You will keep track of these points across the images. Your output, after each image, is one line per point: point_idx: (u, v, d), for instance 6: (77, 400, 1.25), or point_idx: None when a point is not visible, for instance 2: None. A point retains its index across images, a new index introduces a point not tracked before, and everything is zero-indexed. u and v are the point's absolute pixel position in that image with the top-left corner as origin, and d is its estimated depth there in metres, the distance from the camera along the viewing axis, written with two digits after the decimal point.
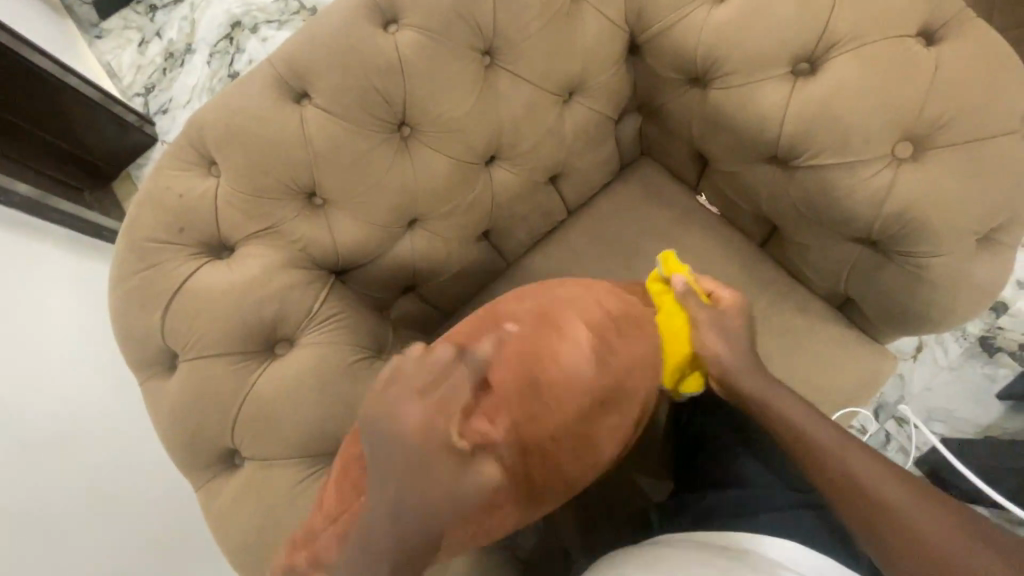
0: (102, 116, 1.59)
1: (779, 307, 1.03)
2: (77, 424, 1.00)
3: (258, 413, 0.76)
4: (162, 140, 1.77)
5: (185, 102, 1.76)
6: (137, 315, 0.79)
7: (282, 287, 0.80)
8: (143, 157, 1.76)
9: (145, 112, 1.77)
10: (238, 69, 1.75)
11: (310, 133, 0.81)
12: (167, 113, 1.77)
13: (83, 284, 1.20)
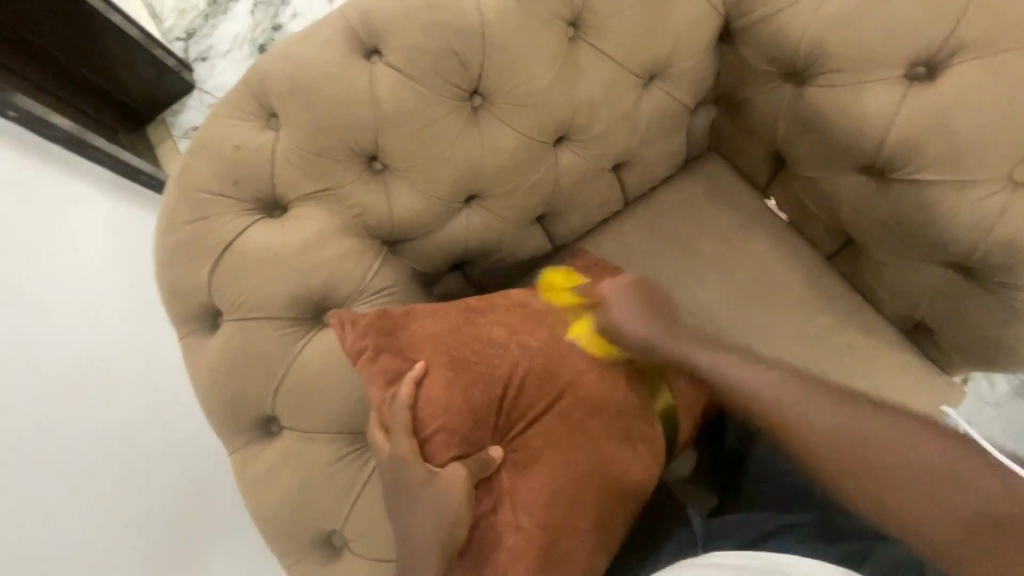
0: (143, 57, 1.54)
1: (844, 326, 0.97)
2: (85, 369, 0.96)
3: (301, 383, 0.73)
4: (199, 88, 1.71)
5: (226, 51, 1.70)
6: (182, 268, 0.76)
7: (336, 254, 0.76)
8: (179, 104, 1.71)
9: (184, 58, 1.71)
10: (282, 22, 1.69)
11: (379, 94, 0.76)
12: (207, 61, 1.71)
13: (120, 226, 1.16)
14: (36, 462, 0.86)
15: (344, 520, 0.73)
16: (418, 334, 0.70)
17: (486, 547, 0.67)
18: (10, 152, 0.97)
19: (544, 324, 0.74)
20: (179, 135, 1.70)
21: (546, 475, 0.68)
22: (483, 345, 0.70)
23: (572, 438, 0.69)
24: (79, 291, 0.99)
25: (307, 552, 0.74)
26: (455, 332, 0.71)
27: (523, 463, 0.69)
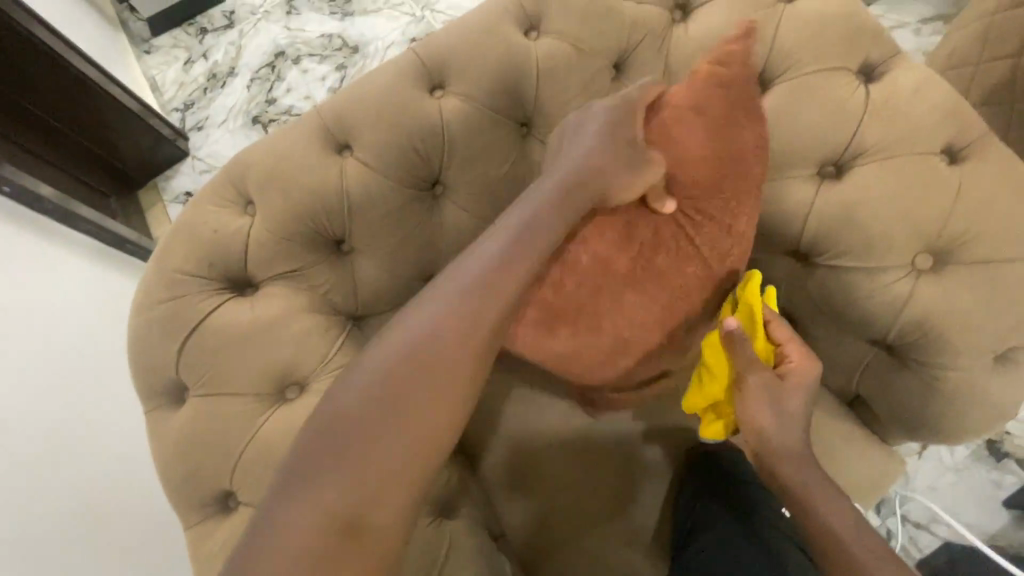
0: (141, 128, 1.65)
1: None
2: (67, 421, 0.98)
3: (261, 457, 0.75)
4: (192, 155, 1.80)
5: (221, 121, 1.81)
6: (153, 344, 0.80)
7: (301, 332, 0.81)
8: (172, 171, 1.79)
9: (181, 127, 1.82)
10: (275, 96, 1.82)
11: (348, 183, 0.84)
12: (202, 130, 1.82)
13: (95, 290, 1.22)
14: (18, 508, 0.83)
15: None
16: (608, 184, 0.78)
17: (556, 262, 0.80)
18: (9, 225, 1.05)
19: (710, 267, 0.84)
20: (170, 200, 1.76)
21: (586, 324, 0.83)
22: (666, 265, 0.82)
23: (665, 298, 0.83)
24: (67, 352, 1.05)
25: None
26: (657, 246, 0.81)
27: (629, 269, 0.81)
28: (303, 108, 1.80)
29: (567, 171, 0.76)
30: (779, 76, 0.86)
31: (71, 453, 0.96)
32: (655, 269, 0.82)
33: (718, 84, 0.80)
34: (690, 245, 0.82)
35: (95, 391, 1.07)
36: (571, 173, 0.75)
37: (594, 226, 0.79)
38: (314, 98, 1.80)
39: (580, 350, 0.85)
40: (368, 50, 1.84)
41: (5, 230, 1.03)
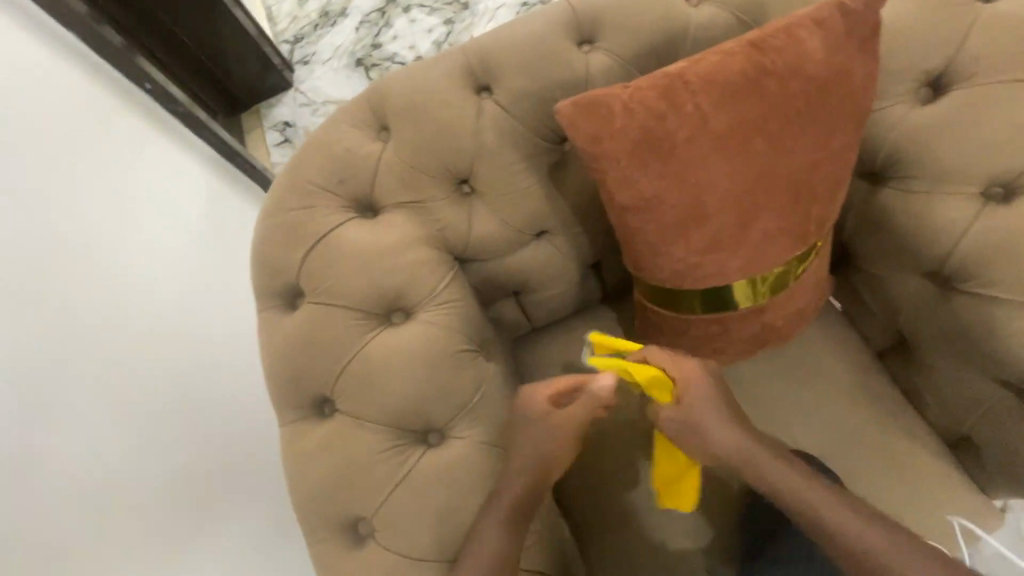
0: (253, 52, 1.69)
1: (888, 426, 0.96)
2: (170, 323, 1.06)
3: (363, 373, 0.78)
4: (295, 88, 1.86)
5: (326, 59, 1.86)
6: (277, 248, 0.83)
7: (414, 262, 0.83)
8: (274, 100, 1.85)
9: (289, 59, 1.87)
10: (381, 42, 1.84)
11: (482, 124, 0.84)
12: (308, 65, 1.87)
13: (195, 186, 1.22)
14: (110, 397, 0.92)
15: (374, 510, 0.75)
16: (711, 92, 0.64)
17: (662, 170, 0.66)
18: (147, 128, 1.13)
19: (863, 70, 0.67)
20: (268, 126, 1.83)
21: (704, 246, 0.71)
22: (772, 187, 0.68)
23: (779, 205, 0.69)
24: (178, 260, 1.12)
25: (331, 540, 0.76)
26: (789, 94, 0.65)
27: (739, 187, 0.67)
28: (408, 58, 1.82)
29: (660, 90, 0.65)
30: (961, 80, 0.78)
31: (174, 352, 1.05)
32: (767, 194, 0.68)
33: (838, 9, 0.65)
34: (848, 45, 0.65)
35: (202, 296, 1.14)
36: (664, 94, 0.64)
37: (694, 131, 0.65)
38: (418, 49, 1.82)
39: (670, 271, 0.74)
40: (480, 8, 1.82)
41: (142, 133, 1.11)
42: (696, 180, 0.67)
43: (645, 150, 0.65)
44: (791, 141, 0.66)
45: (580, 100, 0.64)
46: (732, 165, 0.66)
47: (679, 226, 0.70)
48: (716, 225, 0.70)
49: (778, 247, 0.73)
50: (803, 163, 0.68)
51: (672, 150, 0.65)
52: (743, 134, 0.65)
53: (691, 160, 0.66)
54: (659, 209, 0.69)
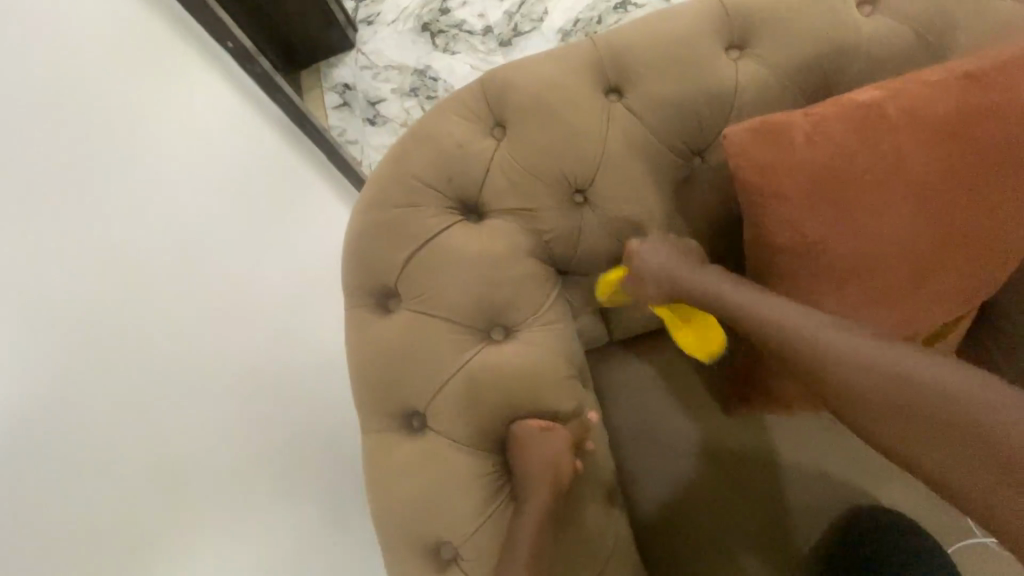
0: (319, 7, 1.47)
1: None
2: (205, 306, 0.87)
3: (460, 392, 0.73)
4: (357, 49, 1.64)
5: (392, 20, 1.63)
6: (378, 247, 0.78)
7: (522, 276, 0.76)
8: (335, 61, 1.64)
9: (352, 17, 1.64)
10: (452, 4, 1.61)
11: (610, 132, 0.76)
12: (372, 26, 1.64)
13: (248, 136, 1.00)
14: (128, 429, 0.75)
15: (463, 537, 0.71)
16: (904, 130, 0.57)
17: (833, 211, 0.59)
18: (208, 78, 0.94)
19: None
20: (328, 88, 1.64)
21: (863, 300, 0.63)
22: (949, 243, 0.61)
23: (953, 265, 0.62)
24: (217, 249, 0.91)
25: (415, 560, 0.73)
26: (988, 143, 0.58)
27: (914, 239, 0.60)
28: (476, 27, 1.60)
29: (847, 121, 0.58)
30: None
31: (215, 365, 0.86)
32: (943, 250, 0.61)
33: None
34: None
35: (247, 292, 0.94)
36: (851, 126, 0.58)
37: (879, 171, 0.58)
38: (490, 16, 1.60)
39: None
40: None
41: (188, 66, 0.90)
42: (868, 226, 0.60)
43: (819, 188, 0.58)
44: (980, 195, 0.59)
45: (755, 126, 0.58)
46: (912, 213, 0.59)
47: (838, 274, 0.62)
48: (880, 278, 0.62)
49: (940, 310, 0.65)
50: (989, 221, 0.61)
51: (851, 189, 0.58)
52: (931, 182, 0.58)
53: (868, 203, 0.59)
54: (820, 254, 0.61)
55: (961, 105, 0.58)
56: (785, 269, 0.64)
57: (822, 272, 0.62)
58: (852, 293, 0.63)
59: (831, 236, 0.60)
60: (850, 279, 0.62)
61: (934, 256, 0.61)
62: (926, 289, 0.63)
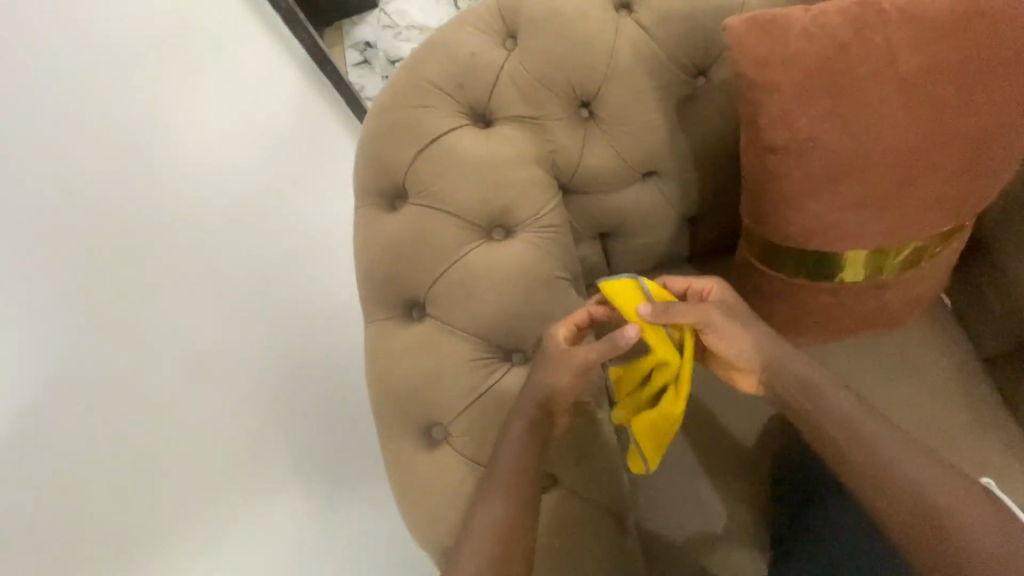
0: None
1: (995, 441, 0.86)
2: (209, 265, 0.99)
3: (459, 284, 0.77)
4: (381, 8, 1.61)
5: None
6: (388, 144, 0.81)
7: (524, 180, 0.80)
8: (358, 18, 1.60)
9: None
10: None
11: (618, 43, 0.78)
12: None
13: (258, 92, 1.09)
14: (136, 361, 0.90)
15: (454, 416, 0.76)
16: (902, 30, 0.60)
17: (827, 108, 0.62)
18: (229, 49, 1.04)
19: None
20: (348, 46, 1.60)
21: (850, 202, 0.66)
22: (939, 149, 0.63)
23: (940, 172, 0.65)
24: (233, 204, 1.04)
25: (407, 436, 0.78)
26: (986, 47, 0.60)
27: (906, 141, 0.63)
28: None
29: (846, 19, 0.61)
30: None
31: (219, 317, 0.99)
32: (932, 156, 0.64)
33: None
34: None
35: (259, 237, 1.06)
36: (849, 23, 0.60)
37: (875, 67, 0.60)
38: None
39: (802, 225, 0.69)
40: None
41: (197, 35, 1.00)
42: (862, 123, 0.62)
43: (817, 82, 0.61)
44: (975, 100, 0.62)
45: (757, 17, 0.61)
46: (905, 114, 0.62)
47: (828, 174, 0.65)
48: (870, 179, 0.65)
49: (925, 220, 0.68)
50: (981, 129, 0.63)
51: (846, 85, 0.61)
52: (927, 82, 0.61)
53: (861, 101, 0.61)
54: (812, 153, 0.64)
55: (962, 9, 0.60)
56: (776, 170, 0.67)
57: (813, 171, 0.65)
58: (840, 194, 0.66)
59: (824, 133, 0.63)
60: (839, 180, 0.65)
61: (923, 161, 0.64)
62: (913, 195, 0.66)
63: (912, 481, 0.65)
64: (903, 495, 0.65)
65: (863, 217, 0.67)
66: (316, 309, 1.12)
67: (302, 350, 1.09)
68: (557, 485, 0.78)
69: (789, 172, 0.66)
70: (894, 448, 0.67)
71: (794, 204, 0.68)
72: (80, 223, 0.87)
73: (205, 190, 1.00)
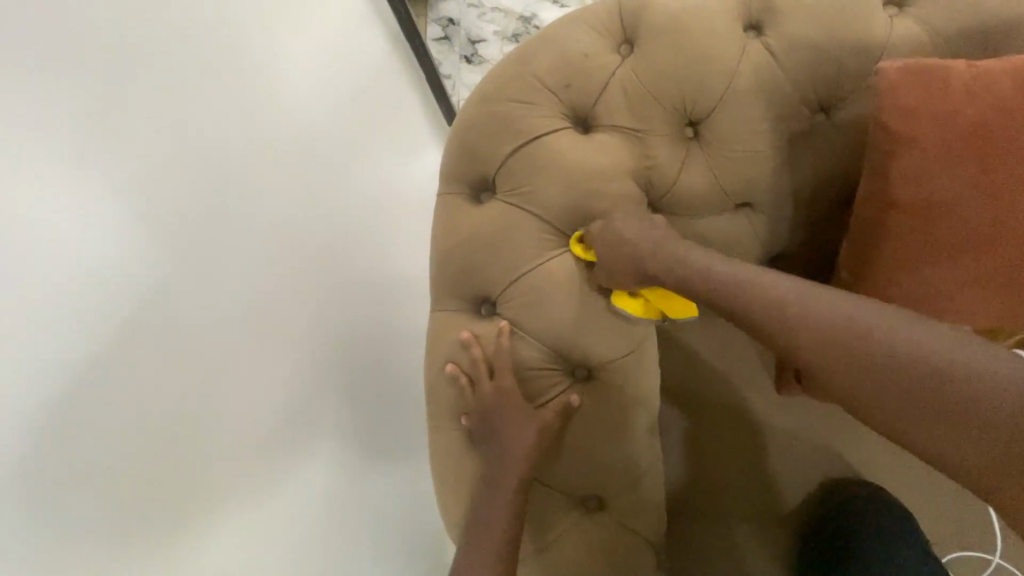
0: None
1: None
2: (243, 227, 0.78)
3: (535, 289, 0.75)
4: None
5: None
6: (486, 136, 0.80)
7: (618, 193, 0.77)
8: None
9: None
10: None
11: (743, 66, 0.75)
12: None
13: (331, 61, 0.98)
14: (164, 383, 0.68)
15: None
16: None
17: (965, 170, 0.59)
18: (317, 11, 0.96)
19: None
20: (431, 19, 1.58)
21: (975, 274, 0.61)
22: None
23: None
24: (307, 167, 0.90)
25: (459, 432, 0.78)
26: None
27: None
28: None
29: (1000, 83, 0.59)
30: None
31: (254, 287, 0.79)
32: None
33: None
34: None
35: (334, 203, 0.95)
36: (1004, 88, 0.59)
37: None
38: None
39: (915, 291, 0.64)
40: None
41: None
42: (1000, 193, 0.59)
43: (962, 141, 0.59)
44: None
45: (908, 66, 0.61)
46: None
47: (952, 239, 0.61)
48: (1000, 253, 0.60)
49: None
50: None
51: (990, 149, 0.59)
52: None
53: (1004, 169, 0.58)
54: (940, 214, 0.61)
55: None
56: (896, 227, 0.63)
57: (936, 232, 0.61)
58: (964, 264, 0.61)
59: (958, 195, 0.60)
60: (964, 247, 0.61)
61: None
62: None
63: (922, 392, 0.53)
64: (899, 368, 0.54)
65: (986, 294, 0.62)
66: (376, 286, 1.02)
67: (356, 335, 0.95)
68: (603, 509, 0.75)
69: (910, 231, 0.63)
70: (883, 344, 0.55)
71: (910, 267, 0.64)
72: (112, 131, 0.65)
73: (277, 149, 0.85)
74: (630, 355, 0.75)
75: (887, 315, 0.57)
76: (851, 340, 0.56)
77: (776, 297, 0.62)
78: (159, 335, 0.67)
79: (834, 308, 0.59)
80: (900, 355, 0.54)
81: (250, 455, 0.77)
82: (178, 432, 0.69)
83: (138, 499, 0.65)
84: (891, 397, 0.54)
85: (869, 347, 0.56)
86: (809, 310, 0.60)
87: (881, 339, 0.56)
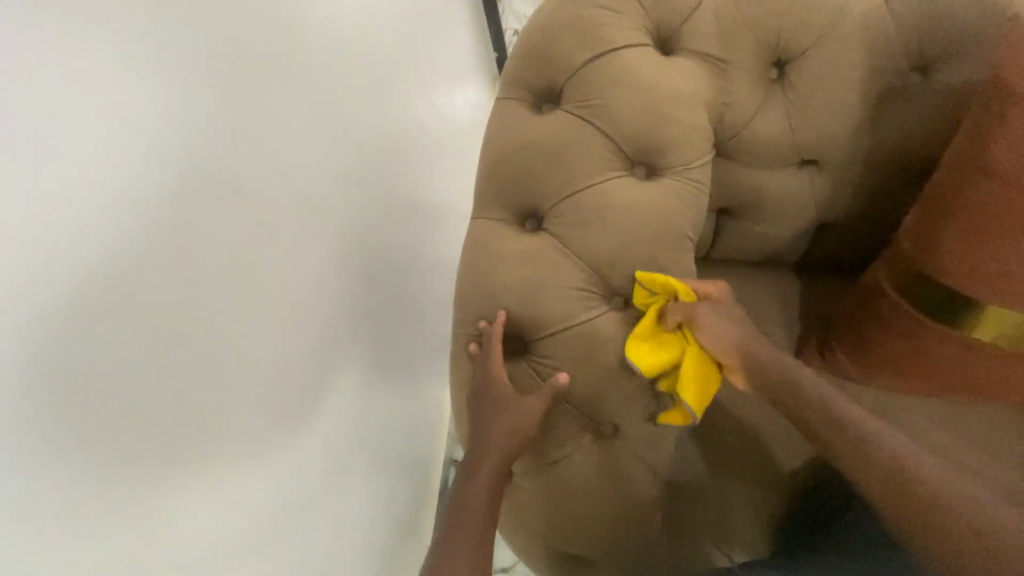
0: None
1: None
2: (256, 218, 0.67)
3: (588, 208, 0.72)
4: None
5: None
6: (562, 42, 0.75)
7: (689, 123, 0.73)
8: None
9: None
10: None
11: (849, 8, 0.70)
12: None
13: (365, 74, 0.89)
14: (175, 373, 0.56)
15: (537, 336, 0.73)
16: None
17: None
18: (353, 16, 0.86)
19: None
20: None
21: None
22: None
23: None
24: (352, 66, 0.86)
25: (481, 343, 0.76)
26: None
27: None
28: None
29: None
30: None
31: (273, 282, 0.69)
32: None
33: None
34: None
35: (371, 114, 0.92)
36: None
37: None
38: None
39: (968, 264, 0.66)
40: None
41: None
42: None
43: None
44: None
45: None
46: None
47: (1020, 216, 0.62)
48: None
49: None
50: None
51: None
52: None
53: None
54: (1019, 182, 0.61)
55: None
56: (974, 192, 0.64)
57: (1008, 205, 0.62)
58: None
59: None
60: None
61: None
62: None
63: (953, 516, 0.56)
64: (918, 494, 0.58)
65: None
66: (390, 203, 0.99)
67: (372, 244, 0.94)
68: (618, 434, 0.75)
69: (987, 201, 0.63)
70: (903, 451, 0.61)
71: (972, 237, 0.65)
72: (118, 103, 0.51)
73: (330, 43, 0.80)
74: (669, 291, 0.74)
75: (899, 436, 0.63)
76: (877, 448, 0.62)
77: (762, 365, 0.72)
78: (166, 345, 0.55)
79: (826, 397, 0.67)
80: (924, 479, 0.59)
81: (275, 405, 0.70)
82: (189, 428, 0.58)
83: (144, 506, 0.54)
84: (899, 500, 0.59)
85: (882, 453, 0.62)
86: (796, 394, 0.69)
87: (894, 449, 0.62)
